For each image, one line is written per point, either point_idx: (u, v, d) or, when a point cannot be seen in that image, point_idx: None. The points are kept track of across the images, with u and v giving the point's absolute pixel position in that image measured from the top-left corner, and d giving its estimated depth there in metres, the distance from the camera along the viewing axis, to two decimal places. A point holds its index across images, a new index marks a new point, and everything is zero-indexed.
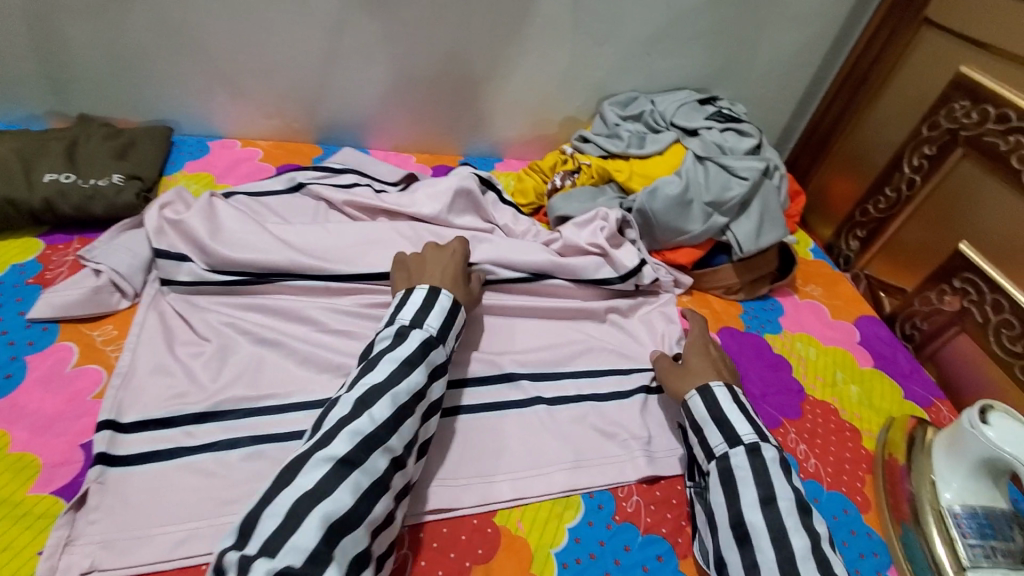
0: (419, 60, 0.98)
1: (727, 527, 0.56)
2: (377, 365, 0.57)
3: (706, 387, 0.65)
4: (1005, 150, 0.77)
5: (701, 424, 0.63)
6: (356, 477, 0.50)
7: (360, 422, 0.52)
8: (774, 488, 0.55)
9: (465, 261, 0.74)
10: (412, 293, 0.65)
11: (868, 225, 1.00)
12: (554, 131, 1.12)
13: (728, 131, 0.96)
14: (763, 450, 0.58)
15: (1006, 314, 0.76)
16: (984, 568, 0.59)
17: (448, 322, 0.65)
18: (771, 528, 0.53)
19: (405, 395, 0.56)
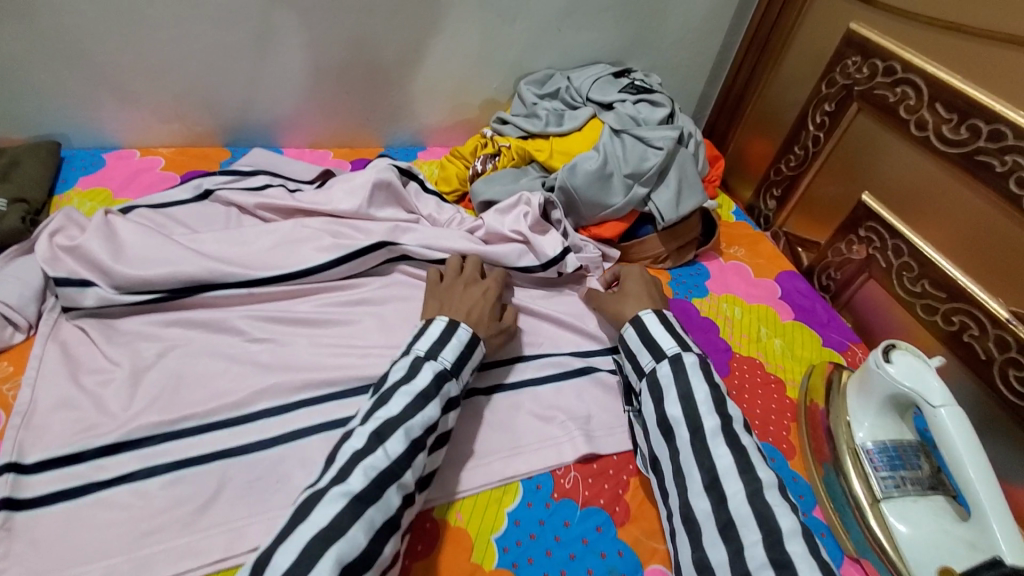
0: (327, 51, 0.94)
1: (656, 426, 0.61)
2: (390, 399, 0.57)
3: (637, 317, 0.69)
4: (894, 101, 0.81)
5: (634, 350, 0.67)
6: (370, 513, 0.48)
7: (376, 458, 0.52)
8: (691, 389, 0.60)
9: (496, 299, 0.73)
10: (431, 326, 0.65)
11: (782, 183, 1.04)
12: (475, 114, 1.11)
13: (641, 102, 0.97)
14: (685, 358, 0.62)
15: (906, 257, 0.81)
16: (896, 498, 0.62)
17: (464, 356, 0.64)
18: (689, 420, 0.58)
19: (419, 429, 0.55)
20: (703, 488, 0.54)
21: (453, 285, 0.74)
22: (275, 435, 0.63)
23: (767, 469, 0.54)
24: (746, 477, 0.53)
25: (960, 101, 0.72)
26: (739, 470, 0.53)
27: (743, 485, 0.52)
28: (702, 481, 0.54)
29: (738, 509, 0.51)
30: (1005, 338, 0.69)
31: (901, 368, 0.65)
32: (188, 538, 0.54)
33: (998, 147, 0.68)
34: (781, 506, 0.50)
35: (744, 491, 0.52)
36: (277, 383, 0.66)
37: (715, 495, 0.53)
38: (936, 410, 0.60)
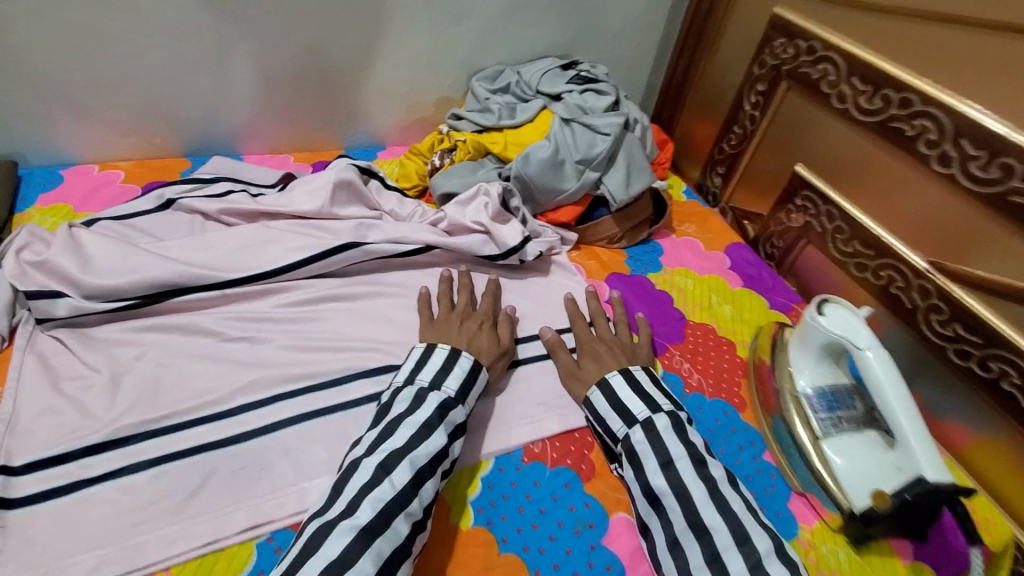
0: (280, 58, 0.97)
1: (641, 496, 0.61)
2: (396, 431, 0.59)
3: (604, 379, 0.69)
4: (817, 78, 0.88)
5: (602, 414, 0.67)
6: (378, 544, 0.51)
7: (382, 489, 0.54)
8: (670, 452, 0.61)
9: (492, 331, 0.75)
10: (432, 355, 0.67)
11: (725, 161, 1.10)
12: (431, 112, 1.14)
13: (587, 92, 1.02)
14: (657, 422, 0.63)
15: (838, 221, 0.87)
16: (833, 435, 0.69)
17: (467, 383, 0.66)
18: (673, 487, 0.59)
19: (424, 458, 0.58)
20: (704, 563, 0.54)
21: (449, 319, 0.75)
22: (256, 427, 0.65)
23: (763, 535, 0.54)
24: (745, 550, 0.53)
25: (873, 74, 0.78)
26: (738, 542, 0.54)
27: (743, 559, 0.53)
28: (703, 556, 0.54)
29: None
30: (927, 286, 0.76)
31: (832, 317, 0.71)
32: (177, 525, 0.56)
33: (908, 113, 0.75)
34: None
35: (745, 567, 0.52)
36: (255, 379, 0.68)
37: (717, 570, 0.53)
38: (864, 353, 0.66)
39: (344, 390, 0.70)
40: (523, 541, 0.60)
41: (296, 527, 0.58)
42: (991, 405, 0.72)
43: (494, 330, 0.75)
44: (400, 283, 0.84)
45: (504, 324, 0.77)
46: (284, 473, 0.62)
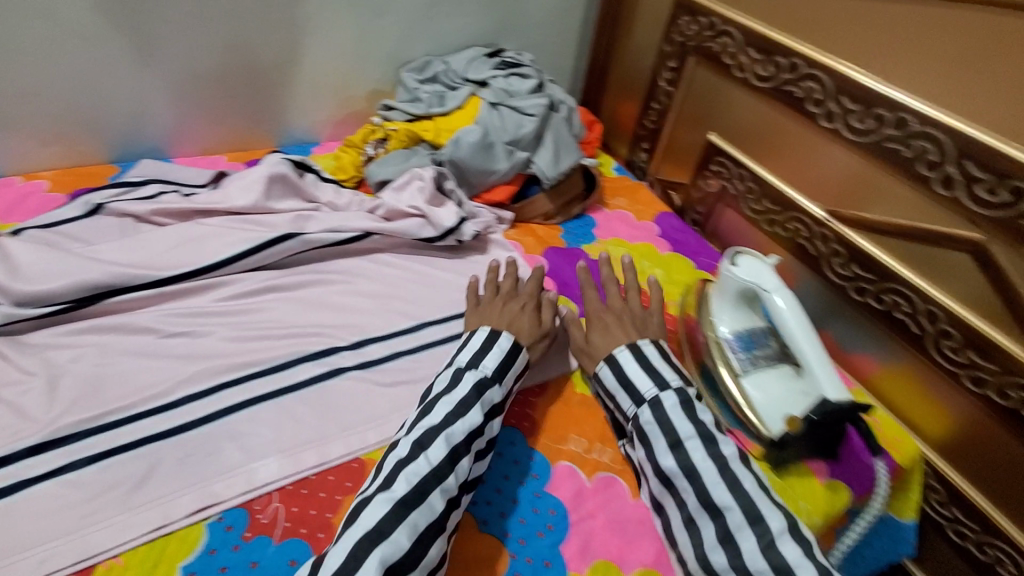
0: (202, 56, 0.97)
1: (653, 476, 0.63)
2: (433, 409, 0.62)
3: (612, 356, 0.70)
4: (718, 51, 0.95)
5: (611, 391, 0.69)
6: (413, 517, 0.52)
7: (418, 465, 0.56)
8: (679, 433, 0.62)
9: (534, 312, 0.76)
10: (473, 337, 0.70)
11: (648, 136, 1.17)
12: (363, 106, 1.16)
13: (512, 76, 1.06)
14: (666, 401, 0.64)
15: (748, 182, 0.94)
16: (752, 372, 0.75)
17: (505, 362, 0.68)
18: (682, 468, 0.60)
19: (460, 435, 0.59)
20: (717, 543, 0.57)
21: (492, 303, 0.77)
22: (201, 415, 0.65)
23: (775, 514, 0.56)
24: (757, 529, 0.56)
25: (765, 43, 0.86)
26: (751, 521, 0.56)
27: (756, 539, 0.55)
28: (717, 535, 0.57)
29: (756, 564, 0.54)
30: (827, 234, 0.84)
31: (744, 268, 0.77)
32: (126, 513, 0.57)
33: (796, 76, 0.82)
34: (795, 556, 0.53)
35: (757, 546, 0.55)
36: (199, 370, 0.69)
37: (731, 550, 0.56)
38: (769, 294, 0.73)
39: (290, 374, 0.70)
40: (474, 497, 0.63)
41: (247, 506, 0.59)
42: (889, 334, 0.80)
43: (537, 311, 0.76)
44: (341, 270, 0.86)
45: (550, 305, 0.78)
46: (231, 455, 0.62)
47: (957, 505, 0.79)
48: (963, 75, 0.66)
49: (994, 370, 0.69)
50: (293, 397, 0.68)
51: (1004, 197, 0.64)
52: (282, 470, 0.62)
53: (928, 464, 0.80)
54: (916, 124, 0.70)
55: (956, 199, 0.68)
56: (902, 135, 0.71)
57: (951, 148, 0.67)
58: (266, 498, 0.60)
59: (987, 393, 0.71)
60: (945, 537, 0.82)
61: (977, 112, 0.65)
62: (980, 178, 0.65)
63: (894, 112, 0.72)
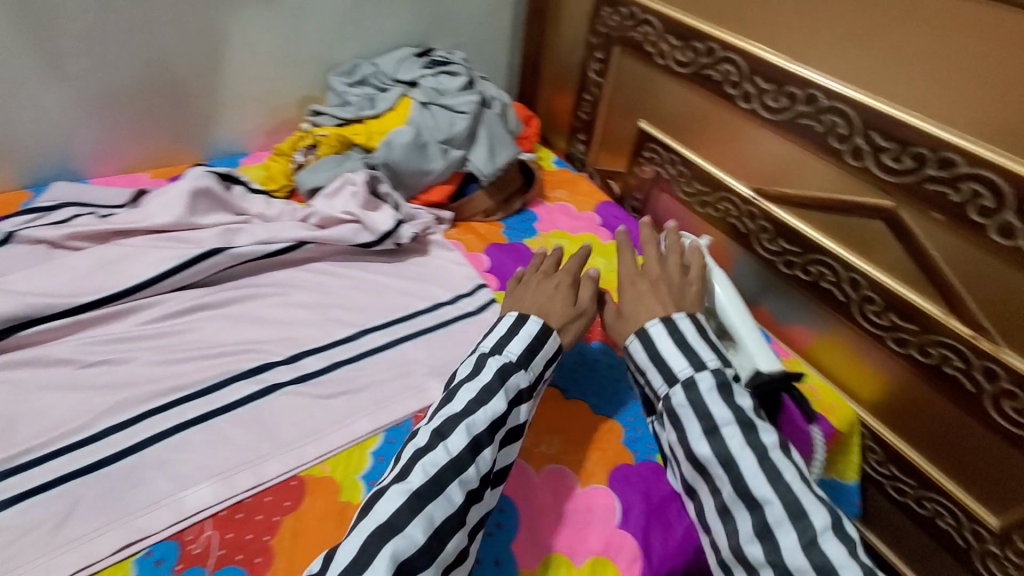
0: (114, 71, 0.93)
1: (685, 460, 0.59)
2: (457, 396, 0.61)
3: (643, 329, 0.64)
4: (640, 40, 0.97)
5: (642, 367, 0.64)
6: (429, 511, 0.51)
7: (436, 455, 0.55)
8: (715, 418, 0.57)
9: (569, 291, 0.72)
10: (501, 322, 0.68)
11: (584, 128, 1.18)
12: (293, 113, 1.13)
13: (441, 75, 1.05)
14: (701, 382, 0.59)
15: (679, 166, 0.96)
16: None
17: (531, 347, 0.66)
18: (719, 456, 0.57)
19: (482, 423, 0.58)
20: (754, 536, 0.54)
21: (527, 284, 0.75)
22: (126, 446, 0.62)
23: (820, 510, 0.53)
24: (799, 525, 0.52)
25: (683, 30, 0.88)
26: (791, 517, 0.53)
27: (796, 535, 0.52)
28: (754, 526, 0.54)
29: (796, 561, 0.51)
30: (755, 212, 0.86)
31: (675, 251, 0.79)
32: (45, 558, 0.53)
33: (713, 60, 0.85)
34: (839, 556, 0.50)
35: (798, 542, 0.52)
36: (124, 398, 0.66)
37: (769, 544, 0.53)
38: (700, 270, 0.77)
39: (223, 394, 0.68)
40: None
41: (178, 536, 0.57)
42: (819, 304, 0.83)
43: (574, 289, 0.73)
44: (276, 283, 0.83)
45: (593, 281, 0.74)
46: (160, 485, 0.59)
47: (894, 463, 0.82)
48: (863, 50, 0.69)
49: (914, 330, 0.72)
50: (227, 417, 0.66)
51: (908, 164, 0.67)
52: (214, 496, 0.59)
53: (865, 426, 0.83)
54: (825, 99, 0.73)
55: (865, 168, 0.71)
56: (813, 111, 0.74)
57: (858, 120, 0.70)
58: (198, 526, 0.58)
59: (911, 352, 0.74)
60: (885, 494, 0.86)
61: (879, 84, 0.68)
62: (885, 147, 0.68)
63: (805, 89, 0.74)
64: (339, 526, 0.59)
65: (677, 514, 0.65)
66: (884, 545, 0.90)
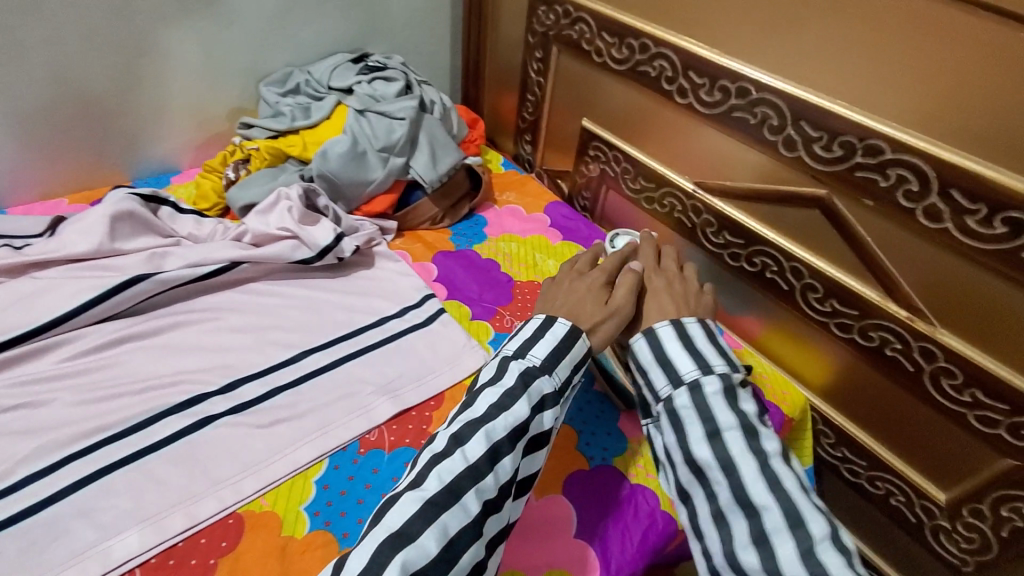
0: (20, 90, 0.86)
1: (683, 464, 0.56)
2: (476, 401, 0.58)
3: (650, 329, 0.64)
4: (576, 38, 0.96)
5: (646, 367, 0.62)
6: (444, 520, 0.49)
7: (453, 462, 0.52)
8: (718, 421, 0.55)
9: (607, 293, 0.69)
10: (526, 325, 0.65)
11: (529, 128, 1.17)
12: (225, 126, 1.08)
13: (376, 81, 1.02)
14: (706, 385, 0.58)
15: (624, 164, 0.96)
16: None
17: (558, 351, 0.62)
18: (719, 460, 0.54)
19: (502, 430, 0.55)
20: (749, 541, 0.50)
21: (562, 284, 0.72)
22: (44, 497, 0.57)
23: (818, 518, 0.49)
24: (797, 533, 0.49)
25: (616, 28, 0.87)
26: (790, 525, 0.49)
27: (793, 544, 0.48)
28: (749, 533, 0.50)
29: (793, 571, 0.47)
30: (698, 206, 0.87)
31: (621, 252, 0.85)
32: None
33: (647, 57, 0.84)
34: (839, 567, 0.46)
35: (796, 552, 0.48)
36: (41, 444, 0.61)
37: (765, 550, 0.49)
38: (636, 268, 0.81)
39: (153, 431, 0.64)
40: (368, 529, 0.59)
41: None
42: (764, 294, 0.84)
43: (608, 289, 0.70)
44: (209, 307, 0.79)
45: (633, 279, 0.70)
46: (82, 536, 0.55)
47: (846, 445, 0.84)
48: (789, 41, 0.69)
49: (854, 315, 0.74)
50: (156, 456, 0.62)
51: (838, 152, 0.68)
52: (143, 543, 0.55)
53: (817, 411, 0.85)
54: (755, 91, 0.73)
55: (798, 158, 0.72)
56: (746, 104, 0.75)
57: (788, 111, 0.71)
58: None
59: (853, 337, 0.75)
60: (840, 476, 0.88)
61: (806, 75, 0.69)
62: (816, 137, 0.69)
63: (736, 82, 0.75)
64: (282, 564, 0.56)
65: (635, 518, 0.64)
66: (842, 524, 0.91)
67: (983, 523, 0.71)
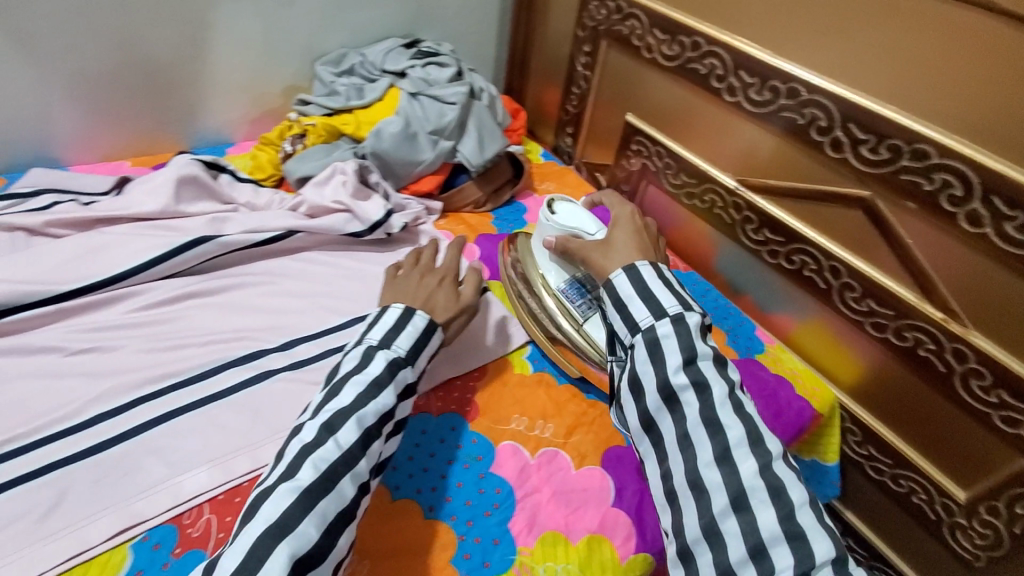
0: (92, 55, 0.90)
1: (654, 392, 0.58)
2: (342, 391, 0.57)
3: (632, 266, 0.65)
4: (628, 33, 0.99)
5: (625, 299, 0.63)
6: (322, 506, 0.50)
7: (327, 449, 0.52)
8: (695, 350, 0.58)
9: (452, 287, 0.71)
10: (386, 313, 0.64)
11: (571, 121, 1.20)
12: (279, 103, 1.12)
13: (430, 66, 1.06)
14: (688, 319, 0.60)
15: (666, 159, 0.99)
16: (592, 316, 0.76)
17: (420, 343, 0.63)
18: (694, 381, 0.57)
19: (372, 417, 0.56)
20: (713, 460, 0.54)
21: (409, 275, 0.71)
22: (114, 434, 0.61)
23: (774, 439, 0.55)
24: (756, 449, 0.54)
25: (668, 24, 0.90)
26: (750, 440, 0.54)
27: (754, 459, 0.53)
28: (713, 452, 0.54)
29: (750, 482, 0.52)
30: (739, 203, 0.89)
31: (562, 215, 0.78)
32: (29, 549, 0.52)
33: (698, 54, 0.87)
34: (789, 477, 0.53)
35: (756, 466, 0.53)
36: (111, 386, 0.64)
37: (727, 468, 0.54)
38: (595, 235, 0.74)
39: (216, 381, 0.67)
40: (413, 486, 0.62)
41: (175, 521, 0.56)
42: (801, 292, 0.86)
43: (457, 286, 0.71)
44: (266, 272, 0.83)
45: (595, 260, 0.70)
46: (152, 471, 0.59)
47: (871, 443, 0.86)
48: (841, 44, 0.72)
49: (890, 315, 0.76)
50: (218, 406, 0.65)
51: (885, 155, 0.70)
52: (210, 481, 0.59)
53: (845, 409, 0.87)
54: (806, 93, 0.75)
55: (845, 159, 0.74)
56: (795, 104, 0.77)
57: (838, 113, 0.73)
58: (196, 510, 0.57)
59: (887, 336, 0.77)
60: (864, 473, 0.90)
61: (855, 78, 0.71)
62: (863, 139, 0.71)
63: (787, 83, 0.77)
64: None
65: None
66: (863, 523, 0.94)
67: (998, 520, 0.73)
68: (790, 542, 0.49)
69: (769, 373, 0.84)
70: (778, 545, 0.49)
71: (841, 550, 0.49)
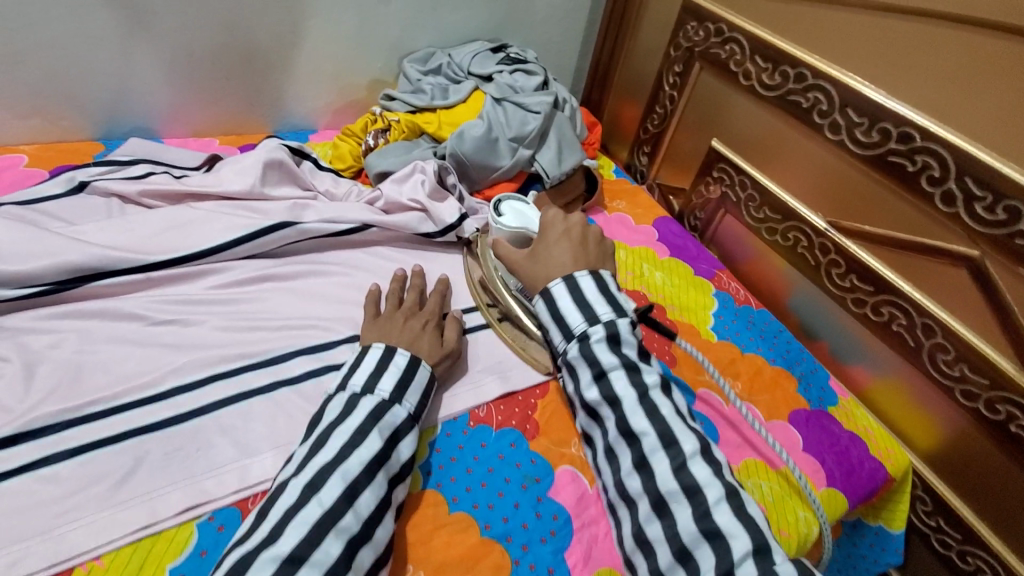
0: (196, 35, 0.93)
1: (582, 408, 0.63)
2: (327, 442, 0.55)
3: (546, 289, 0.65)
4: (725, 57, 0.96)
5: (546, 324, 0.66)
6: (304, 573, 0.46)
7: (309, 509, 0.50)
8: (602, 363, 0.61)
9: (437, 329, 0.71)
10: (365, 358, 0.64)
11: (650, 140, 1.17)
12: (363, 95, 1.14)
13: (517, 72, 1.05)
14: (593, 335, 0.62)
15: (750, 190, 0.95)
16: None
17: (404, 380, 0.63)
18: (607, 398, 0.60)
19: (358, 468, 0.54)
20: (633, 467, 0.57)
21: (394, 316, 0.71)
22: (189, 409, 0.62)
23: (689, 437, 0.56)
24: (670, 451, 0.56)
25: (771, 53, 0.87)
26: (663, 445, 0.56)
27: (668, 462, 0.55)
28: (633, 459, 0.57)
29: (666, 485, 0.54)
30: (827, 244, 0.85)
31: (508, 216, 0.79)
32: (100, 515, 0.53)
33: (802, 87, 0.83)
34: (704, 475, 0.54)
35: (669, 467, 0.55)
36: (190, 360, 0.66)
37: (646, 474, 0.56)
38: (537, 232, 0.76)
39: (286, 367, 0.68)
40: (471, 500, 0.61)
41: (239, 504, 0.57)
42: (883, 347, 0.82)
43: (440, 329, 0.72)
44: (339, 264, 0.83)
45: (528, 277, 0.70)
46: (221, 452, 0.59)
47: (942, 514, 0.80)
48: (965, 96, 0.67)
49: (984, 384, 0.71)
50: (288, 393, 0.66)
51: (1001, 216, 0.65)
52: (276, 467, 0.59)
53: (918, 476, 0.81)
54: (920, 140, 0.71)
55: (956, 215, 0.69)
56: (906, 150, 0.73)
57: (954, 165, 0.68)
58: (261, 495, 0.58)
59: (977, 407, 0.72)
60: (929, 546, 0.84)
61: (977, 130, 0.66)
62: (980, 196, 0.66)
63: (899, 127, 0.73)
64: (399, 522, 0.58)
65: None
66: None
67: None
68: (710, 541, 0.50)
69: (843, 429, 0.79)
70: (700, 546, 0.51)
71: (762, 540, 0.49)
